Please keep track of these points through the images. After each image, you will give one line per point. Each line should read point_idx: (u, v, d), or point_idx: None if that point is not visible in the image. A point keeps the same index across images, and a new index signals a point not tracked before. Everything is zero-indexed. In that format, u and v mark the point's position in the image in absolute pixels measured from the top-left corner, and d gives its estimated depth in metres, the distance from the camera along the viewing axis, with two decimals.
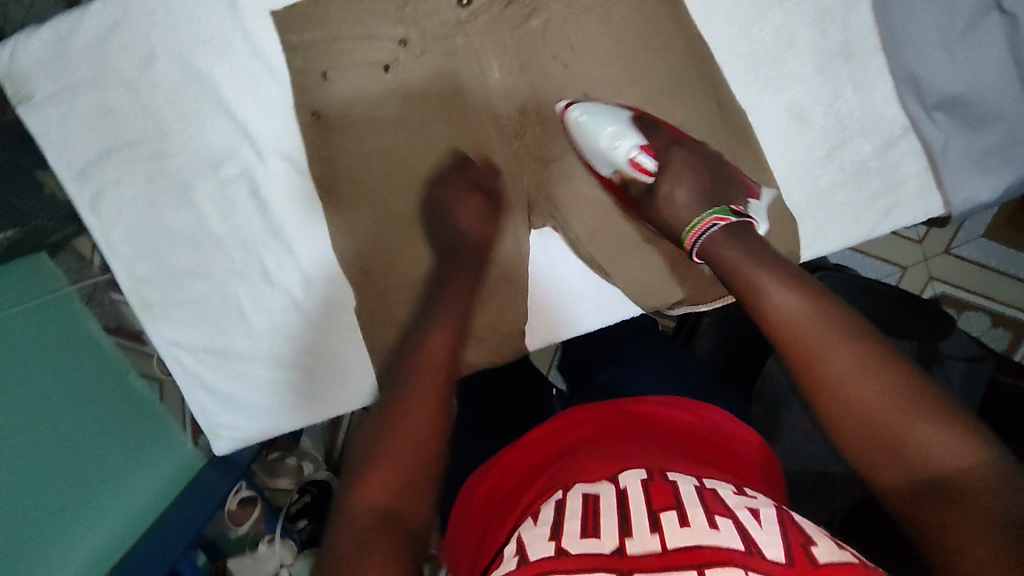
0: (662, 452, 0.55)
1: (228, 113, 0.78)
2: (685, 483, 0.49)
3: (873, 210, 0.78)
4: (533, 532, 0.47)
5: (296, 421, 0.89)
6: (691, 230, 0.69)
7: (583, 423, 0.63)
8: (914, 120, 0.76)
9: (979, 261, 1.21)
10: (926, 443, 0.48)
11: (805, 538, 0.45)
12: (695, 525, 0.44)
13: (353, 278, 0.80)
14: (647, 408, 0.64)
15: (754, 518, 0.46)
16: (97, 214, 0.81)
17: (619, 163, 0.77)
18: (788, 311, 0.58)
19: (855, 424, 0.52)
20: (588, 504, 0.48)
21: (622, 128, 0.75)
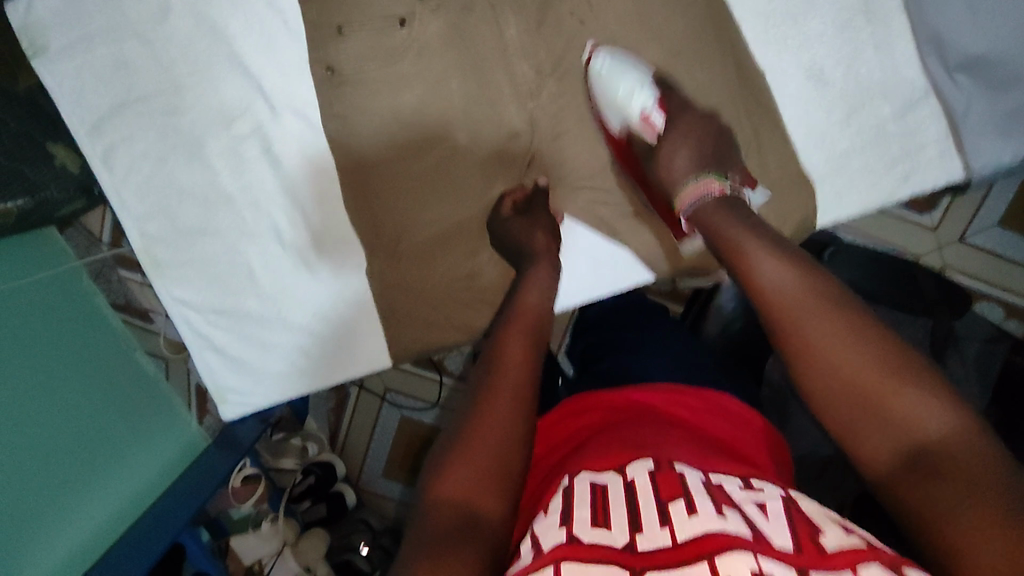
0: (667, 440, 0.54)
1: (242, 68, 0.78)
2: (691, 476, 0.47)
3: (892, 176, 0.77)
4: (542, 523, 0.45)
5: (307, 386, 0.88)
6: (685, 193, 0.68)
7: (592, 411, 0.62)
8: (936, 82, 0.75)
9: (995, 250, 1.20)
10: (915, 414, 0.46)
11: (812, 526, 0.42)
12: (702, 512, 0.42)
13: (365, 244, 0.82)
14: (654, 395, 0.63)
15: (761, 511, 0.43)
16: (109, 169, 0.80)
17: (630, 116, 0.74)
18: (772, 284, 0.57)
19: (837, 397, 0.50)
20: (597, 494, 0.46)
21: (641, 80, 0.73)
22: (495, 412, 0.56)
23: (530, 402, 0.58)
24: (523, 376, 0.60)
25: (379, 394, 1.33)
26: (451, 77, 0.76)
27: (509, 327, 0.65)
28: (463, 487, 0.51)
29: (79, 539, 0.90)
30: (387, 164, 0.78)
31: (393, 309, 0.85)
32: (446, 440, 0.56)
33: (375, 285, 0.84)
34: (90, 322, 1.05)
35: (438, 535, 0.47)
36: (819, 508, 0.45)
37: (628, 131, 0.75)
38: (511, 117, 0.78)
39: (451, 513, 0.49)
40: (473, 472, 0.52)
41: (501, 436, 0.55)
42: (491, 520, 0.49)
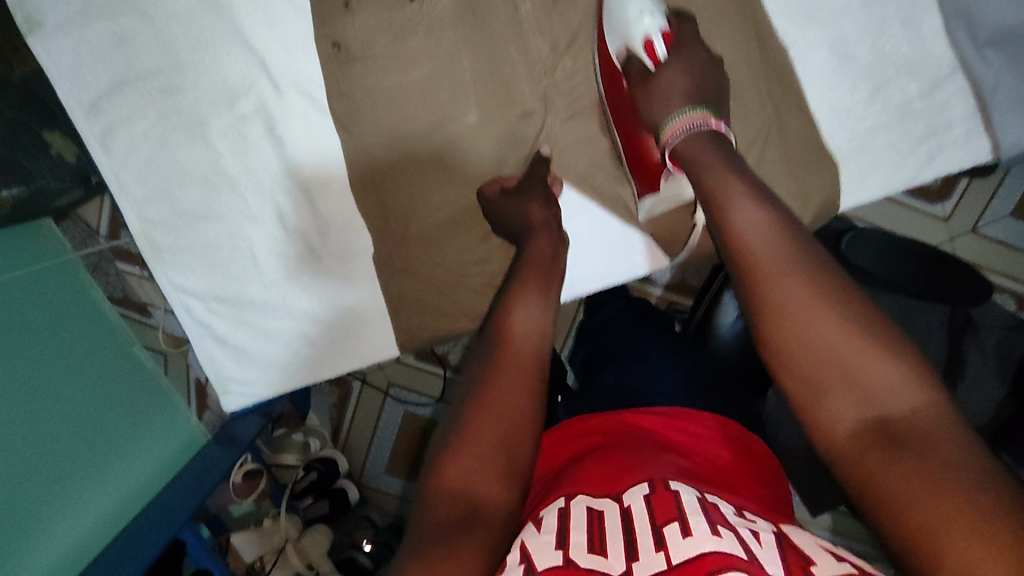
0: (662, 462, 0.52)
1: (244, 43, 0.75)
2: (687, 494, 0.46)
3: (916, 156, 0.75)
4: (535, 540, 0.43)
5: (310, 377, 0.85)
6: (682, 119, 0.65)
7: (591, 435, 0.60)
8: (964, 58, 0.73)
9: (1008, 240, 1.17)
10: (879, 387, 0.45)
11: (805, 559, 0.41)
12: (697, 533, 0.40)
13: (374, 226, 0.79)
14: (651, 421, 0.61)
15: (755, 538, 0.42)
16: (107, 151, 0.77)
17: (633, 37, 0.70)
18: (756, 246, 0.54)
19: (802, 364, 0.48)
20: (593, 518, 0.45)
21: (652, 8, 0.71)
22: (501, 402, 0.53)
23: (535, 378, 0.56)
24: (524, 351, 0.58)
25: (382, 389, 1.31)
26: (462, 53, 0.74)
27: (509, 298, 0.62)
28: (465, 478, 0.49)
29: (76, 535, 0.88)
30: (398, 144, 0.76)
31: (402, 295, 0.82)
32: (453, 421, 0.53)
33: (381, 270, 0.81)
34: (85, 319, 1.02)
35: (437, 532, 0.45)
36: (811, 543, 0.44)
37: (628, 53, 0.71)
38: (526, 95, 0.76)
39: (454, 508, 0.47)
40: (479, 467, 0.49)
41: (502, 428, 0.52)
42: (494, 506, 0.48)
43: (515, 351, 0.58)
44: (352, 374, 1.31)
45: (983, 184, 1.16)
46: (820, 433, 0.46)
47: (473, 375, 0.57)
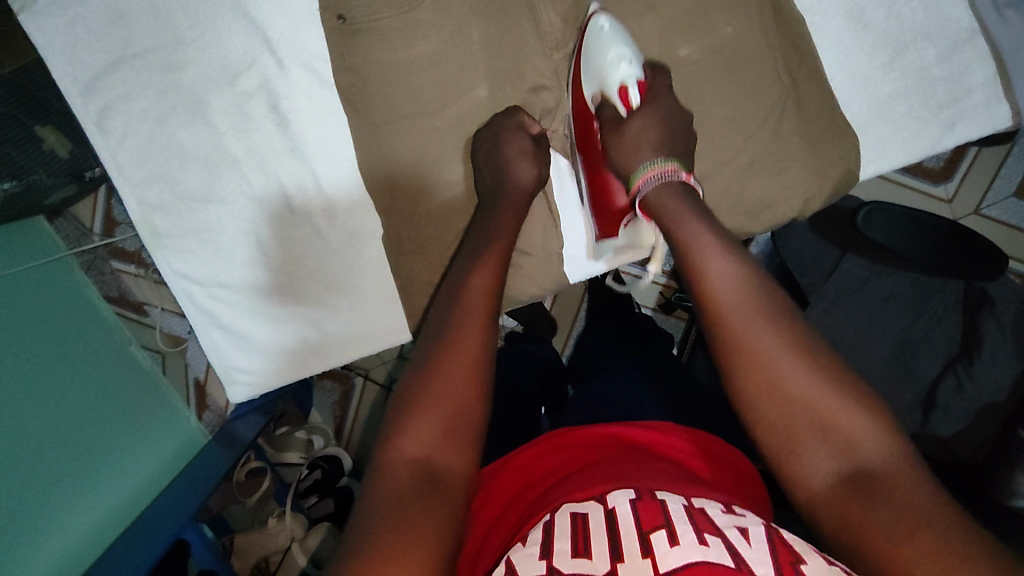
0: (643, 469, 0.50)
1: (246, 17, 0.72)
2: (672, 501, 0.44)
3: (937, 123, 0.74)
4: (520, 553, 0.41)
5: (317, 364, 0.82)
6: (654, 167, 0.65)
7: (577, 445, 0.58)
8: (983, 21, 0.73)
9: (1011, 221, 1.15)
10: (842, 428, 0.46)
11: (795, 556, 0.39)
12: (683, 543, 0.39)
13: (380, 203, 0.77)
14: (643, 433, 0.59)
15: (743, 537, 0.40)
16: (103, 133, 0.75)
17: (608, 85, 0.69)
18: (723, 291, 0.54)
19: (774, 420, 0.49)
20: (578, 524, 0.42)
21: (631, 53, 0.69)
22: (471, 367, 0.51)
23: (489, 334, 0.55)
24: (481, 310, 0.56)
25: (384, 384, 1.28)
26: (472, 25, 0.72)
27: (471, 265, 0.59)
28: (422, 445, 0.47)
29: (86, 528, 0.85)
30: (405, 122, 0.74)
31: (412, 278, 0.79)
32: (427, 368, 0.51)
33: (389, 252, 0.79)
34: (81, 314, 1.01)
35: (394, 501, 0.43)
36: (799, 540, 0.42)
37: (602, 98, 0.71)
38: (538, 69, 0.75)
39: (410, 470, 0.46)
40: (435, 426, 0.48)
41: (465, 400, 0.50)
42: (451, 472, 0.47)
43: None
44: (354, 371, 1.28)
45: (987, 163, 1.15)
46: (793, 469, 0.47)
47: (431, 331, 0.54)
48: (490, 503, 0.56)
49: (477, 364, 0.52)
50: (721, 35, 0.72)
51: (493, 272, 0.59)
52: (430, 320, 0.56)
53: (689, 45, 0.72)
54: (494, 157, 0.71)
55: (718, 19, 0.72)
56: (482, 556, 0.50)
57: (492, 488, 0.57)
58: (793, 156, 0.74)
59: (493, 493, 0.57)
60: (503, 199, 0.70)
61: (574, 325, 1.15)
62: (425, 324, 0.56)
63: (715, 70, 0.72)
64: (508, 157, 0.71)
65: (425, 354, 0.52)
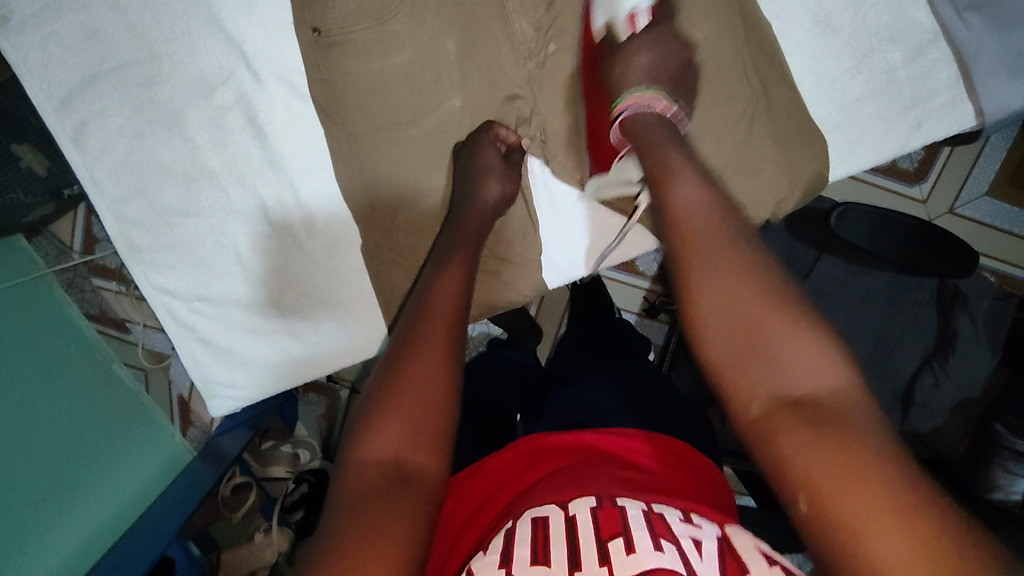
0: (609, 476, 0.50)
1: (222, 32, 0.73)
2: (632, 507, 0.44)
3: (904, 123, 0.76)
4: (482, 563, 0.41)
5: (297, 376, 0.82)
6: (634, 95, 0.64)
7: (552, 450, 0.58)
8: (945, 24, 0.75)
9: (984, 220, 1.18)
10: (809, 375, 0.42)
11: (741, 567, 0.40)
12: (640, 549, 0.39)
13: (358, 216, 0.77)
14: (611, 439, 0.59)
15: (696, 548, 0.41)
16: (80, 148, 0.75)
17: (616, 12, 0.69)
18: (694, 235, 0.50)
19: (734, 350, 0.45)
20: (538, 530, 0.43)
21: None
22: (440, 376, 0.51)
23: (456, 335, 0.54)
24: (453, 317, 0.56)
25: None
26: (446, 36, 0.72)
27: (448, 275, 0.60)
28: (389, 449, 0.46)
29: (68, 549, 0.83)
30: (382, 132, 0.74)
31: (393, 288, 0.79)
32: (396, 369, 0.50)
33: (368, 263, 0.79)
34: (61, 333, 1.00)
35: (360, 504, 0.43)
36: (747, 544, 0.43)
37: (607, 29, 0.70)
38: (512, 78, 0.75)
39: (375, 470, 0.45)
40: (405, 428, 0.47)
41: (437, 407, 0.49)
42: (421, 477, 0.46)
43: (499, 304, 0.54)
44: (339, 384, 1.26)
45: (959, 163, 1.17)
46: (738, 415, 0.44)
47: (403, 331, 0.54)
48: (463, 507, 0.57)
49: (450, 373, 0.51)
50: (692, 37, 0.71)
51: (464, 283, 0.60)
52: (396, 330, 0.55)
53: None
54: (468, 169, 0.73)
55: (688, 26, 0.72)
56: (452, 559, 0.50)
57: (463, 492, 0.58)
58: (764, 162, 0.75)
59: (464, 497, 0.57)
60: (475, 212, 0.71)
61: (558, 330, 1.16)
62: (393, 328, 0.56)
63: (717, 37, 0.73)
64: (483, 170, 0.72)
65: (395, 350, 0.52)
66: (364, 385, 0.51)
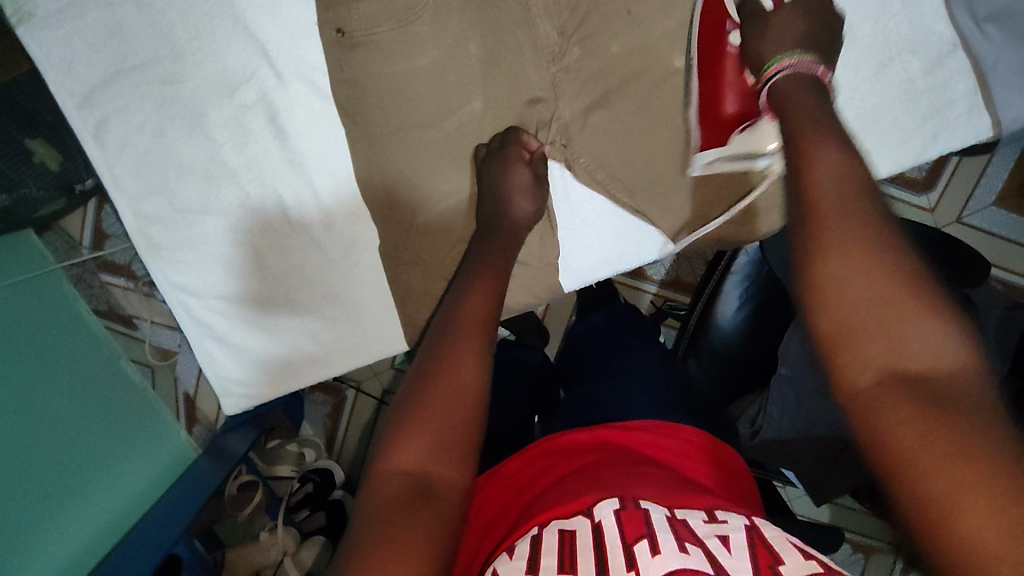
0: (630, 477, 0.50)
1: (245, 31, 0.73)
2: (655, 511, 0.44)
3: (921, 133, 0.77)
4: (506, 566, 0.41)
5: (311, 375, 0.84)
6: (789, 59, 0.58)
7: (573, 450, 0.58)
8: (964, 35, 0.74)
9: (991, 230, 1.18)
10: (922, 351, 0.39)
11: (774, 557, 0.41)
12: (665, 552, 0.40)
13: (376, 216, 0.77)
14: (633, 437, 0.59)
15: (724, 546, 0.41)
16: (101, 144, 0.75)
17: None
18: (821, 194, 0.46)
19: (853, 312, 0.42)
20: (565, 540, 0.43)
21: None
22: (465, 380, 0.51)
23: (485, 349, 0.55)
24: (479, 326, 0.56)
25: (377, 397, 1.26)
26: (469, 40, 0.72)
27: (478, 292, 0.60)
28: (414, 460, 0.47)
29: (73, 546, 0.83)
30: (403, 132, 0.74)
31: (409, 287, 0.80)
32: (425, 380, 0.51)
33: (386, 262, 0.80)
34: (70, 331, 1.00)
35: (383, 516, 0.43)
36: (780, 535, 0.44)
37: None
38: (533, 82, 0.74)
39: (400, 482, 0.45)
40: (432, 439, 0.48)
41: (460, 415, 0.49)
42: (447, 487, 0.46)
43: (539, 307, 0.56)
44: (346, 383, 1.26)
45: (969, 173, 1.17)
46: (838, 390, 0.42)
47: (431, 342, 0.55)
48: (485, 509, 0.56)
49: (475, 379, 0.52)
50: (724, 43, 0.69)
51: (486, 290, 0.61)
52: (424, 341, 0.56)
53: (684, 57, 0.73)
54: (490, 175, 0.73)
55: None
56: (476, 560, 0.50)
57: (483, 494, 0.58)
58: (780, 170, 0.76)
59: (484, 498, 0.57)
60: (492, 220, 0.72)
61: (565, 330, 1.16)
62: (422, 338, 0.56)
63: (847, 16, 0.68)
64: (507, 177, 0.73)
65: (424, 364, 0.53)
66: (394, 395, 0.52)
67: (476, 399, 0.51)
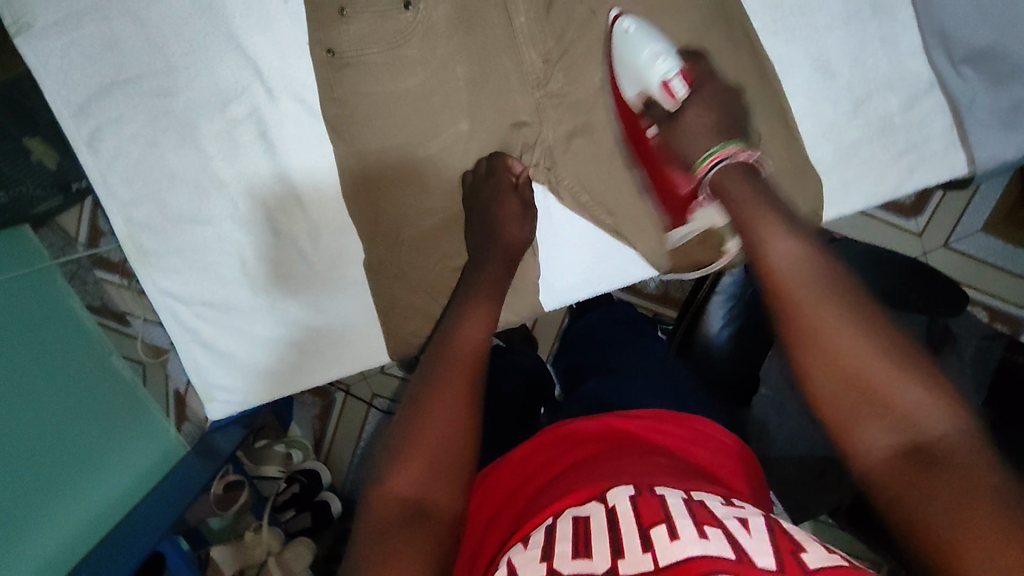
0: (640, 466, 0.52)
1: (239, 48, 0.75)
2: (672, 496, 0.46)
3: (898, 168, 0.78)
4: (520, 557, 0.43)
5: (296, 384, 0.85)
6: (715, 153, 0.67)
7: (577, 437, 0.60)
8: (940, 74, 0.77)
9: (978, 256, 1.19)
10: (910, 412, 0.46)
11: (794, 544, 0.42)
12: (684, 536, 0.41)
13: (363, 231, 0.79)
14: (636, 424, 0.61)
15: (743, 527, 0.43)
16: (94, 152, 0.76)
17: (650, 84, 0.71)
18: (799, 284, 0.54)
19: (849, 384, 0.49)
20: (578, 526, 0.45)
21: (662, 48, 0.71)
22: (453, 405, 0.54)
23: (479, 377, 0.57)
24: (472, 358, 0.59)
25: (366, 400, 1.28)
26: (458, 63, 0.74)
27: (473, 323, 0.63)
28: (413, 487, 0.49)
29: (56, 541, 0.85)
30: (392, 149, 0.76)
31: (393, 300, 0.81)
32: (417, 410, 0.53)
33: (372, 277, 0.81)
34: (59, 325, 0.97)
35: (380, 538, 0.46)
36: (800, 529, 0.45)
37: (644, 99, 0.72)
38: (518, 105, 0.76)
39: (397, 507, 0.48)
40: (427, 468, 0.50)
41: (453, 440, 0.52)
42: (440, 507, 0.49)
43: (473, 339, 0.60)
44: (335, 386, 1.27)
45: (956, 200, 1.19)
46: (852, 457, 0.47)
47: (423, 368, 0.58)
48: (491, 502, 0.58)
49: (464, 406, 0.54)
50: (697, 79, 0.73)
51: (473, 323, 0.62)
52: (414, 375, 0.58)
53: None
54: (482, 200, 0.75)
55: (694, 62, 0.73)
56: (482, 556, 0.52)
57: (490, 484, 0.60)
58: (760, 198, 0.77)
59: (492, 485, 0.59)
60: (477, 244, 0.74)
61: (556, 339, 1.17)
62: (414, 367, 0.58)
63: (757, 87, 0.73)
64: (496, 205, 0.75)
65: (416, 391, 0.55)
66: (392, 422, 0.54)
67: (457, 420, 0.53)
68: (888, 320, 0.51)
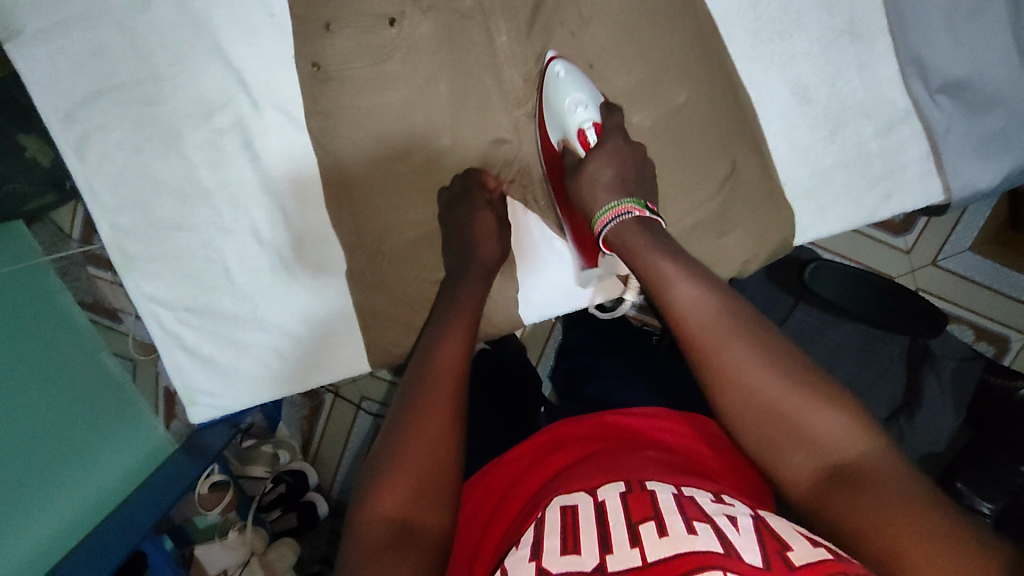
0: (635, 462, 0.52)
1: (224, 59, 0.76)
2: (662, 491, 0.46)
3: (875, 193, 0.80)
4: (513, 557, 0.44)
5: (280, 391, 0.85)
6: (610, 211, 0.67)
7: (575, 437, 0.61)
8: (917, 103, 0.78)
9: (966, 274, 1.20)
10: (833, 437, 0.49)
11: (781, 543, 0.41)
12: (673, 533, 0.41)
13: (344, 240, 0.80)
14: (633, 421, 0.63)
15: (732, 524, 0.43)
16: (80, 158, 0.77)
17: (568, 130, 0.73)
18: (704, 317, 0.57)
19: (770, 408, 0.52)
20: (567, 518, 0.45)
21: (586, 97, 0.72)
22: (432, 424, 0.55)
23: (460, 393, 0.58)
24: (454, 371, 0.60)
25: (355, 403, 1.28)
26: (440, 78, 0.75)
27: (454, 337, 0.64)
28: (395, 505, 0.50)
29: (48, 534, 0.84)
30: (377, 162, 0.77)
31: (374, 311, 0.82)
32: (400, 429, 0.55)
33: (353, 287, 0.82)
34: (53, 322, 0.98)
35: (368, 560, 0.47)
36: (785, 524, 0.45)
37: (565, 144, 0.74)
38: (499, 123, 0.78)
39: (384, 528, 0.49)
40: (411, 483, 0.51)
41: (438, 455, 0.53)
42: (429, 527, 0.50)
43: (451, 354, 0.61)
44: (324, 387, 1.27)
45: (943, 221, 1.20)
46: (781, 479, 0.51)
47: (405, 388, 0.59)
48: (490, 498, 0.60)
49: (445, 420, 0.55)
50: (675, 104, 0.76)
51: (456, 336, 0.64)
52: (393, 399, 0.58)
53: (641, 113, 0.76)
54: (461, 216, 0.76)
55: (670, 88, 0.76)
56: (481, 553, 0.53)
57: (491, 479, 0.62)
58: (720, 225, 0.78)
59: (492, 481, 0.61)
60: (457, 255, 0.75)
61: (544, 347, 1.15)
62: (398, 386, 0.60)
63: (664, 139, 0.76)
64: (471, 223, 0.76)
65: (398, 413, 0.56)
66: (372, 447, 0.55)
67: (438, 440, 0.54)
68: (796, 352, 0.54)
